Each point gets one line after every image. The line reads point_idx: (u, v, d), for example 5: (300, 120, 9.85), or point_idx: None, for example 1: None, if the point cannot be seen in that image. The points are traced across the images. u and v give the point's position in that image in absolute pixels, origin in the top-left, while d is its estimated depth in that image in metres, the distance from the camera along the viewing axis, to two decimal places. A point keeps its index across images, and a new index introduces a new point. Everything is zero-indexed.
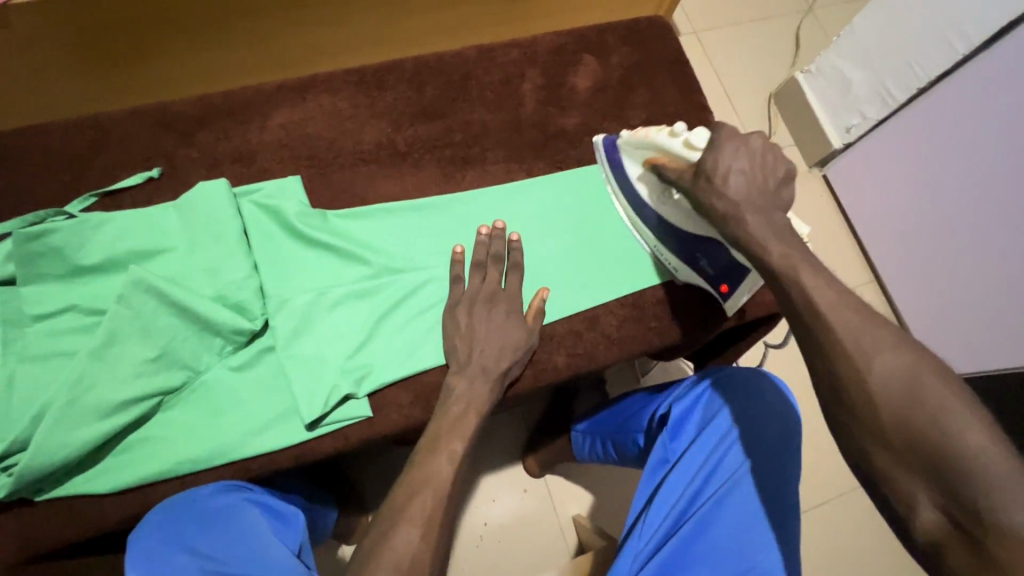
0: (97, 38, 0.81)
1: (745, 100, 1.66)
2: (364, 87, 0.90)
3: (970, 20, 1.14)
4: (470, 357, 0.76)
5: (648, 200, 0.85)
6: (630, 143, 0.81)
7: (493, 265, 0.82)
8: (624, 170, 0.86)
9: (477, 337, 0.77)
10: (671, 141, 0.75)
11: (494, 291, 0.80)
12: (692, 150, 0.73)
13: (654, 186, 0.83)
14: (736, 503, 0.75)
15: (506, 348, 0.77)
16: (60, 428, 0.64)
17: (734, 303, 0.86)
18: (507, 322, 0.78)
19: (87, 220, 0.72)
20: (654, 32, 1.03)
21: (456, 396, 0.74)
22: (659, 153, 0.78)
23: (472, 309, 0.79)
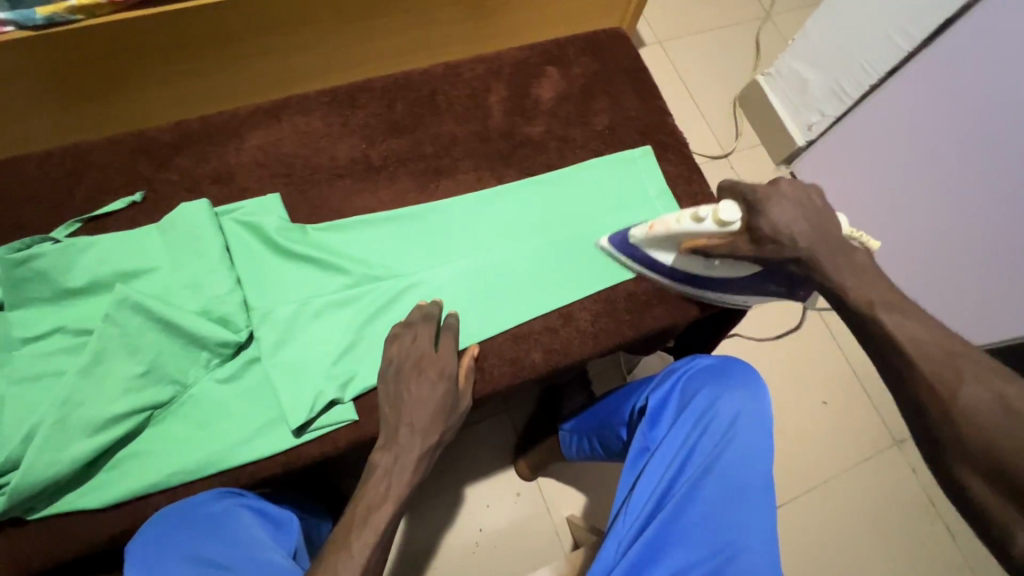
0: (80, 67, 0.86)
1: (709, 104, 1.73)
2: (337, 107, 0.94)
3: (911, 20, 1.22)
4: (398, 424, 0.73)
5: (695, 273, 0.87)
6: (653, 240, 0.86)
7: (424, 325, 0.79)
8: (654, 262, 0.89)
9: (405, 402, 0.74)
10: (702, 227, 0.79)
11: (425, 352, 0.77)
12: (727, 224, 0.76)
13: (694, 262, 0.85)
14: (713, 482, 0.78)
15: (437, 416, 0.74)
16: (51, 445, 0.66)
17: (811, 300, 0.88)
18: (438, 386, 0.75)
19: (71, 245, 0.75)
20: (611, 43, 1.08)
21: (390, 447, 0.71)
22: (690, 239, 0.81)
23: (401, 371, 0.76)
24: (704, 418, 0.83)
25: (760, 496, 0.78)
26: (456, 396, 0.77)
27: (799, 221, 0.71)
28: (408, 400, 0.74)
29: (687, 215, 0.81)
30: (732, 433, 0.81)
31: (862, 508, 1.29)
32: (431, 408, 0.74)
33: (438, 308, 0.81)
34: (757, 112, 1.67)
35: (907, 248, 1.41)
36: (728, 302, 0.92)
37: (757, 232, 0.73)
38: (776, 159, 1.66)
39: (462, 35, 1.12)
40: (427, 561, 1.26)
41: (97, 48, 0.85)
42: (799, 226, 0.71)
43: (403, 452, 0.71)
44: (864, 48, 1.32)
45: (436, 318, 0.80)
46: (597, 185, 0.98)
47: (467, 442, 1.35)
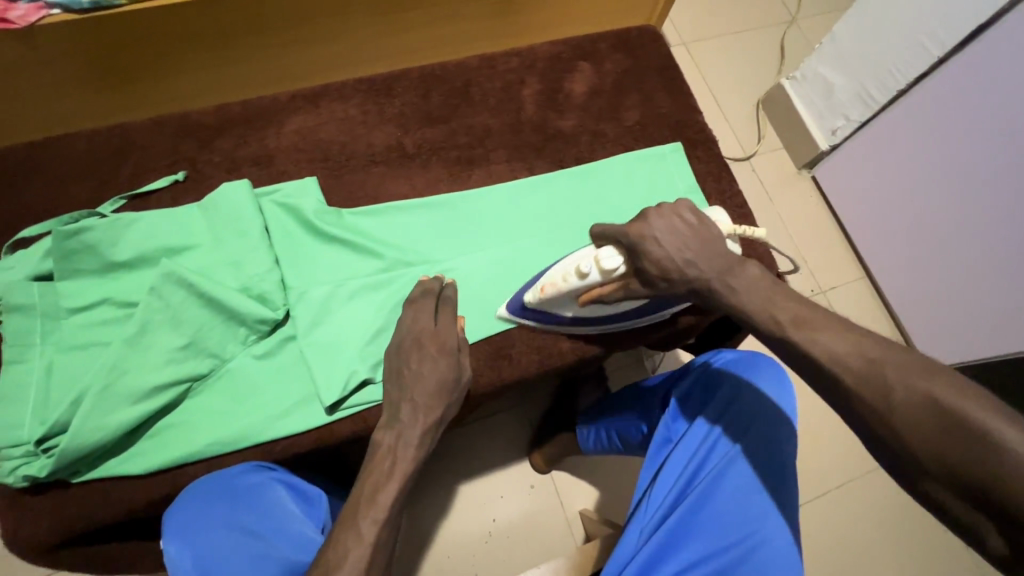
0: (123, 49, 0.89)
1: (732, 106, 1.74)
2: (373, 95, 0.96)
3: (941, 26, 1.23)
4: (400, 402, 0.73)
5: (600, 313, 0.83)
6: (548, 301, 0.81)
7: (422, 302, 0.79)
8: (557, 317, 0.84)
9: (406, 381, 0.74)
10: (589, 279, 0.76)
11: (425, 328, 0.77)
12: (612, 270, 0.74)
13: (596, 308, 0.82)
14: (737, 474, 0.79)
15: (440, 391, 0.74)
16: (97, 411, 0.68)
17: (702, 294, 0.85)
18: (439, 360, 0.75)
19: (118, 219, 0.77)
20: (643, 40, 1.09)
21: (390, 426, 0.72)
22: (585, 292, 0.78)
23: (401, 348, 0.76)
24: (728, 412, 0.83)
25: (782, 489, 0.79)
26: (458, 369, 0.76)
27: (680, 252, 0.69)
28: (409, 376, 0.74)
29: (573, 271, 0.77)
30: (756, 426, 0.82)
31: (876, 514, 1.29)
32: (433, 384, 0.74)
33: (440, 285, 0.82)
34: (780, 115, 1.67)
35: (928, 256, 1.43)
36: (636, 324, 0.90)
37: (645, 275, 0.71)
38: (798, 163, 1.67)
39: (494, 29, 1.14)
40: (442, 550, 1.27)
41: (141, 31, 0.87)
42: (683, 257, 0.69)
43: (404, 430, 0.71)
44: (891, 54, 1.33)
45: (434, 292, 0.81)
46: (627, 180, 0.99)
47: (482, 433, 1.37)
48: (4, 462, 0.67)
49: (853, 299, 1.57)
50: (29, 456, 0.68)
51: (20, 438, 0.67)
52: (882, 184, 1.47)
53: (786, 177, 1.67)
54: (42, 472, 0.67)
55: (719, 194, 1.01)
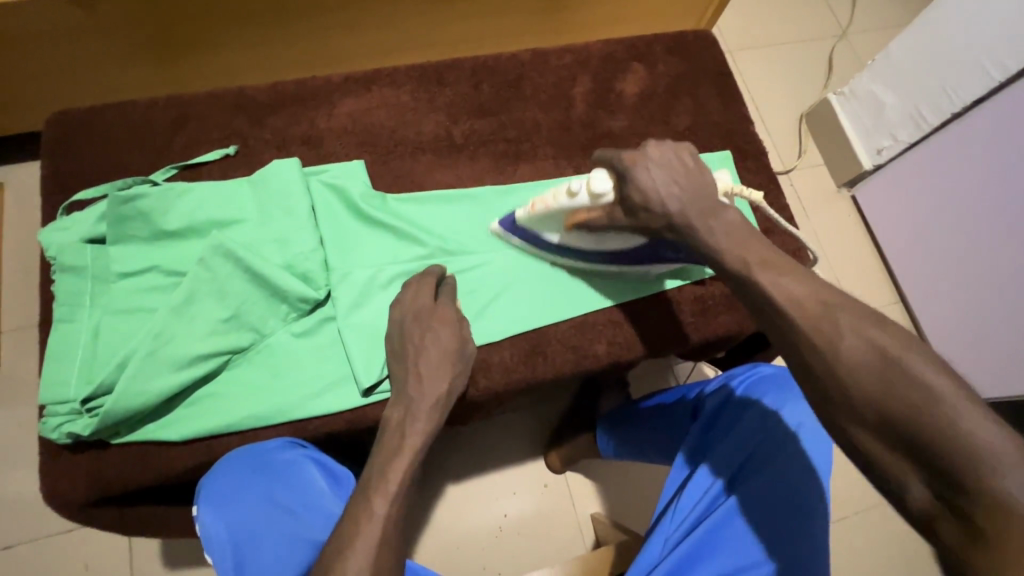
0: (180, 21, 0.90)
1: (775, 117, 1.70)
2: (425, 82, 0.96)
3: (1005, 49, 1.20)
4: (408, 378, 0.72)
5: (589, 247, 0.84)
6: (537, 219, 0.81)
7: (422, 281, 0.79)
8: (547, 239, 0.85)
9: (418, 358, 0.73)
10: (577, 202, 0.75)
11: (426, 305, 0.77)
12: (601, 196, 0.72)
13: (586, 239, 0.82)
14: (769, 491, 0.78)
15: (446, 361, 0.73)
16: (140, 375, 0.69)
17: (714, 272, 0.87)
18: (443, 331, 0.75)
19: (172, 188, 0.78)
20: (699, 44, 1.07)
21: (397, 401, 0.71)
22: (572, 214, 0.78)
23: (406, 327, 0.75)
24: (765, 428, 0.82)
25: (814, 514, 0.77)
26: (461, 340, 0.76)
27: (667, 186, 0.67)
28: (415, 349, 0.73)
29: (565, 189, 0.76)
30: (791, 445, 0.80)
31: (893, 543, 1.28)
32: (440, 355, 0.73)
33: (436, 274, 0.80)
34: (825, 131, 1.63)
35: (966, 285, 1.38)
36: (627, 276, 0.89)
37: (629, 203, 0.69)
38: (839, 181, 1.63)
39: (543, 25, 1.14)
40: (452, 540, 1.27)
41: (202, 5, 0.88)
42: (670, 189, 0.66)
43: (413, 404, 0.70)
44: (949, 75, 1.30)
45: (433, 272, 0.80)
46: None
47: (499, 428, 1.37)
48: (49, 418, 0.69)
49: None
50: (73, 414, 0.69)
51: (67, 396, 0.69)
52: (928, 208, 1.43)
53: (826, 195, 1.64)
54: (85, 430, 0.68)
55: (766, 206, 0.99)
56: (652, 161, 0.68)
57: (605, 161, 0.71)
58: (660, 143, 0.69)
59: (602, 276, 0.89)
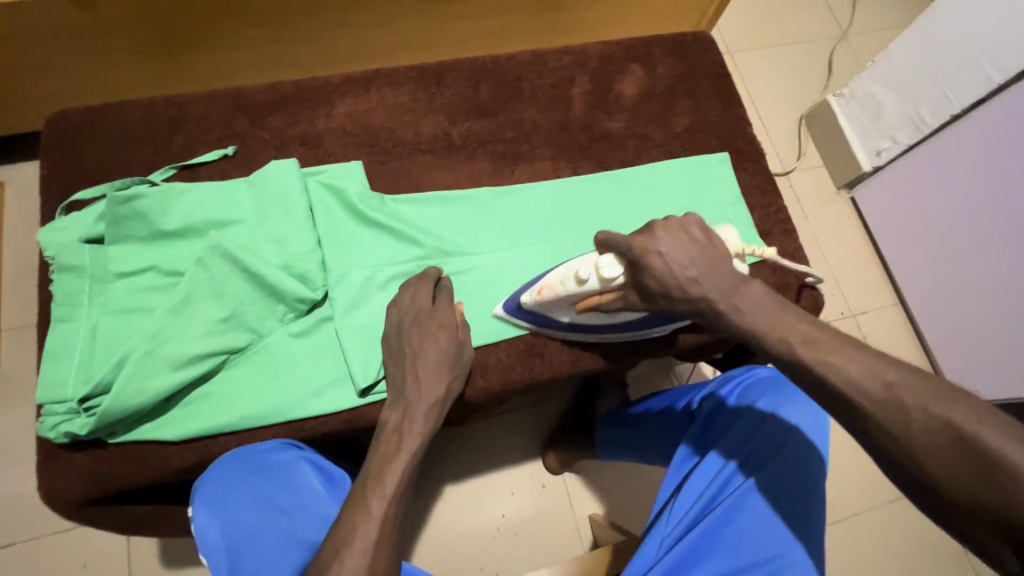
0: (181, 21, 0.91)
1: (775, 119, 1.70)
2: (424, 83, 0.96)
3: (1004, 52, 1.20)
4: (407, 379, 0.72)
5: (600, 320, 0.81)
6: (544, 304, 0.79)
7: (420, 285, 0.78)
8: (554, 322, 0.83)
9: (416, 361, 0.73)
10: (587, 287, 0.74)
11: (423, 308, 0.76)
12: (613, 280, 0.72)
13: (597, 315, 0.80)
14: (768, 490, 0.78)
15: (443, 365, 0.73)
16: (137, 375, 0.69)
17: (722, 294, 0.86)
18: (439, 336, 0.75)
19: (170, 188, 0.78)
20: (698, 46, 1.07)
21: (393, 405, 0.71)
22: (583, 298, 0.76)
23: (403, 330, 0.75)
24: (762, 426, 0.82)
25: (813, 512, 0.77)
26: (459, 344, 0.76)
27: (682, 271, 0.66)
28: (413, 353, 0.74)
29: (573, 275, 0.75)
30: (788, 445, 0.80)
31: (890, 545, 1.28)
32: (438, 359, 0.73)
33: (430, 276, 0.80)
34: (824, 132, 1.63)
35: (965, 287, 1.38)
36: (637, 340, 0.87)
37: (647, 291, 0.69)
38: (838, 182, 1.63)
39: (542, 26, 1.14)
40: (450, 541, 1.27)
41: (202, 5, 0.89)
42: (687, 275, 0.66)
43: (410, 406, 0.70)
44: (948, 77, 1.30)
45: (431, 276, 0.80)
46: (672, 187, 0.97)
47: (497, 428, 1.37)
48: (48, 417, 0.69)
49: (885, 326, 1.54)
50: (70, 414, 0.69)
51: (64, 395, 0.69)
52: (927, 209, 1.43)
53: (825, 196, 1.63)
54: (82, 430, 0.68)
55: (763, 208, 0.99)
56: (662, 244, 0.67)
57: (612, 243, 0.71)
58: (666, 221, 0.69)
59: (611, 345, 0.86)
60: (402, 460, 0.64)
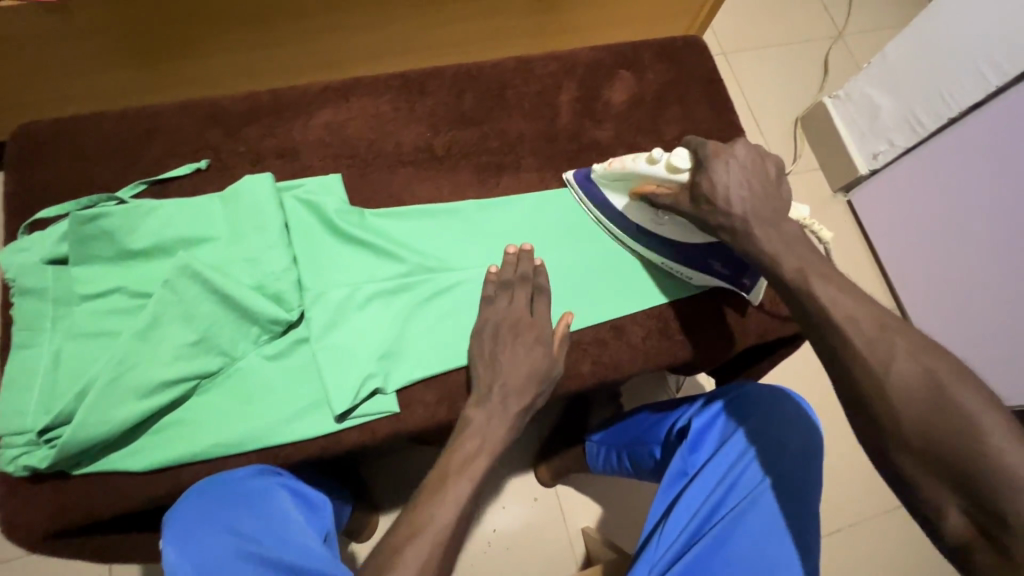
0: (152, 30, 0.87)
1: (770, 122, 1.67)
2: (405, 92, 0.93)
3: (1002, 54, 1.17)
4: (491, 386, 0.74)
5: (642, 225, 0.86)
6: (612, 176, 0.85)
7: (520, 286, 0.81)
8: (612, 205, 0.88)
9: (500, 365, 0.76)
10: (653, 169, 0.78)
11: (522, 314, 0.79)
12: (678, 172, 0.76)
13: (646, 215, 0.84)
14: (756, 517, 0.76)
15: (530, 378, 0.75)
16: (102, 404, 0.66)
17: (757, 296, 0.86)
18: (534, 348, 0.77)
19: (137, 206, 0.75)
20: (689, 51, 1.04)
21: (473, 421, 0.72)
22: (643, 183, 0.81)
23: (498, 333, 0.78)
24: (752, 450, 0.80)
25: (804, 534, 0.76)
26: (550, 358, 0.77)
27: (738, 187, 0.71)
28: (504, 357, 0.76)
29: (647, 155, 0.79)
30: (780, 466, 0.79)
31: (887, 556, 1.25)
32: (526, 370, 0.75)
33: (531, 260, 0.82)
34: (820, 135, 1.60)
35: (964, 293, 1.35)
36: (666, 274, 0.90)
37: (697, 189, 0.74)
38: (835, 186, 1.60)
39: (530, 30, 1.11)
40: None
41: (174, 13, 0.85)
42: (740, 192, 0.71)
43: (495, 410, 0.73)
44: (946, 79, 1.28)
45: (530, 277, 0.82)
46: None
47: None
48: (6, 449, 0.66)
49: None
50: (31, 445, 0.66)
51: (24, 425, 0.66)
52: (924, 214, 1.40)
53: (822, 200, 1.61)
54: (42, 462, 0.65)
55: None
56: (735, 159, 0.73)
57: (694, 141, 0.75)
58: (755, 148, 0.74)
59: (639, 313, 0.87)
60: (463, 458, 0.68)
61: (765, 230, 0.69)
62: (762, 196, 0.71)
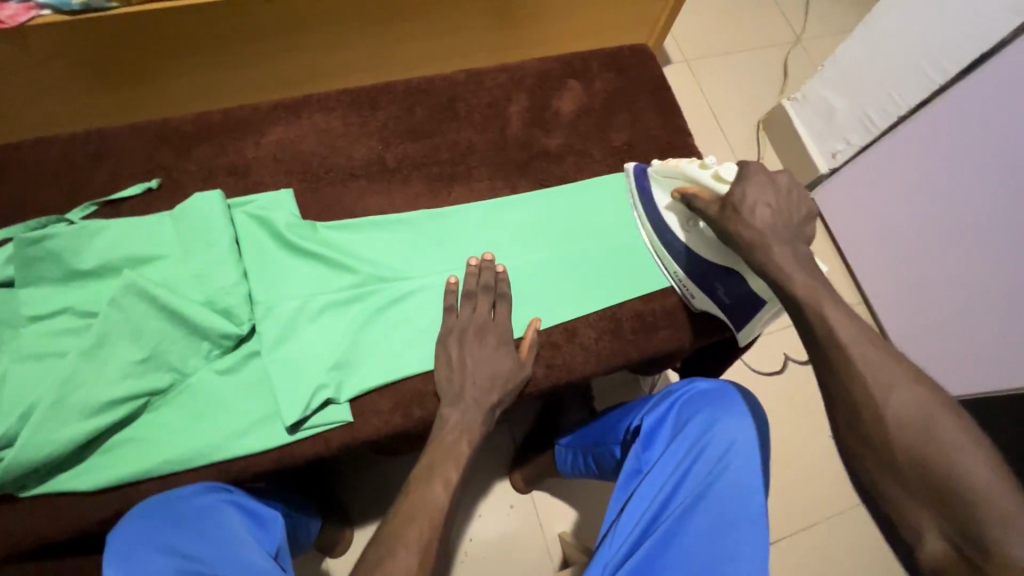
0: (103, 55, 0.89)
1: (732, 126, 1.72)
2: (357, 107, 0.94)
3: (944, 53, 1.22)
4: (463, 391, 0.78)
5: (673, 227, 0.88)
6: (663, 172, 0.85)
7: (483, 296, 0.83)
8: (652, 198, 0.90)
9: (468, 369, 0.79)
10: (701, 174, 0.79)
11: (485, 321, 0.82)
12: (723, 182, 0.78)
13: (682, 214, 0.87)
14: (706, 509, 0.78)
15: (497, 379, 0.79)
16: (48, 424, 0.66)
17: (745, 335, 0.89)
18: (499, 352, 0.80)
19: (85, 227, 0.76)
20: (636, 59, 1.07)
21: (450, 427, 0.75)
22: (687, 184, 0.82)
23: (463, 340, 0.80)
24: (699, 443, 0.83)
25: (755, 527, 0.76)
26: (515, 360, 0.81)
27: (765, 205, 0.74)
28: (470, 362, 0.79)
29: (700, 161, 0.81)
30: (728, 462, 0.80)
31: (862, 546, 1.27)
32: (491, 371, 0.79)
33: (493, 269, 0.84)
34: (781, 137, 1.65)
35: (924, 284, 1.39)
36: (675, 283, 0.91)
37: (728, 198, 0.76)
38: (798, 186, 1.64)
39: (484, 46, 1.14)
40: None
41: (124, 38, 0.87)
42: (765, 209, 0.74)
43: (469, 410, 0.77)
44: (895, 79, 1.32)
45: (493, 287, 0.84)
46: (611, 203, 0.97)
47: None
48: None
49: None
50: None
51: None
52: (880, 211, 1.44)
53: None
54: None
55: None
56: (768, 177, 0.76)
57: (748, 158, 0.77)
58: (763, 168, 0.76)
59: (593, 320, 0.88)
60: (441, 465, 0.71)
61: (737, 226, 0.73)
62: (778, 210, 0.74)
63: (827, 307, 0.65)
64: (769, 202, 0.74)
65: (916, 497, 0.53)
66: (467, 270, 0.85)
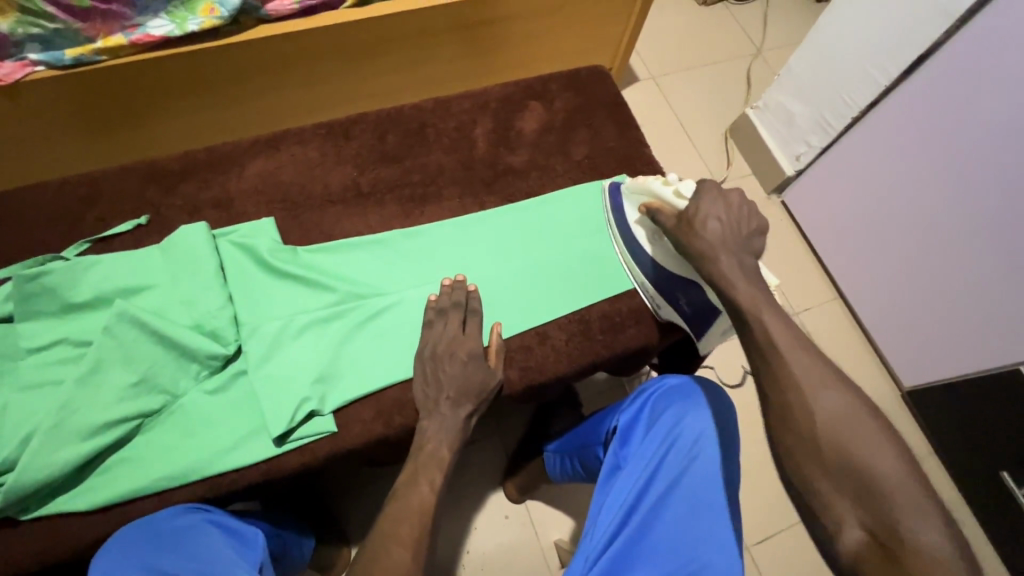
0: (93, 105, 0.96)
1: (699, 136, 1.80)
2: (332, 138, 1.01)
3: (887, 57, 1.26)
4: (437, 404, 0.82)
5: (643, 242, 0.93)
6: (635, 189, 0.92)
7: (454, 312, 0.88)
8: (625, 215, 0.96)
9: (442, 380, 0.83)
10: (664, 189, 0.86)
11: (455, 335, 0.86)
12: (682, 197, 0.83)
13: (650, 229, 0.91)
14: (679, 498, 0.81)
15: (470, 389, 0.83)
16: (46, 448, 0.71)
17: (708, 344, 0.94)
18: (470, 362, 0.84)
19: (79, 262, 0.81)
20: (593, 78, 1.15)
21: (429, 434, 0.79)
22: (652, 200, 0.88)
23: (437, 353, 0.84)
24: (670, 436, 0.86)
25: (724, 511, 0.80)
26: (487, 368, 0.85)
27: (717, 218, 0.78)
28: (444, 375, 0.83)
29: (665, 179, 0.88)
30: (697, 452, 0.84)
31: None
32: (464, 380, 0.83)
33: (465, 287, 0.90)
34: (746, 143, 1.72)
35: (893, 275, 1.44)
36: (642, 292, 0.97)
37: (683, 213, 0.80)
38: (767, 188, 1.70)
39: (452, 76, 1.21)
40: None
41: (112, 88, 0.94)
42: (716, 221, 0.78)
43: (445, 419, 0.81)
44: (845, 83, 1.36)
45: (463, 304, 0.89)
46: (575, 213, 1.03)
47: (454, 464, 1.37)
48: None
49: (829, 321, 1.58)
50: None
51: None
52: (844, 207, 1.50)
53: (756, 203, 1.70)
54: None
55: None
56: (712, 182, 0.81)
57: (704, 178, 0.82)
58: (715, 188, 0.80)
59: (565, 323, 0.93)
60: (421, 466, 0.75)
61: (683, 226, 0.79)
62: (728, 223, 0.78)
63: (758, 294, 0.70)
64: (720, 216, 0.78)
65: (836, 484, 0.58)
66: (440, 290, 0.91)
